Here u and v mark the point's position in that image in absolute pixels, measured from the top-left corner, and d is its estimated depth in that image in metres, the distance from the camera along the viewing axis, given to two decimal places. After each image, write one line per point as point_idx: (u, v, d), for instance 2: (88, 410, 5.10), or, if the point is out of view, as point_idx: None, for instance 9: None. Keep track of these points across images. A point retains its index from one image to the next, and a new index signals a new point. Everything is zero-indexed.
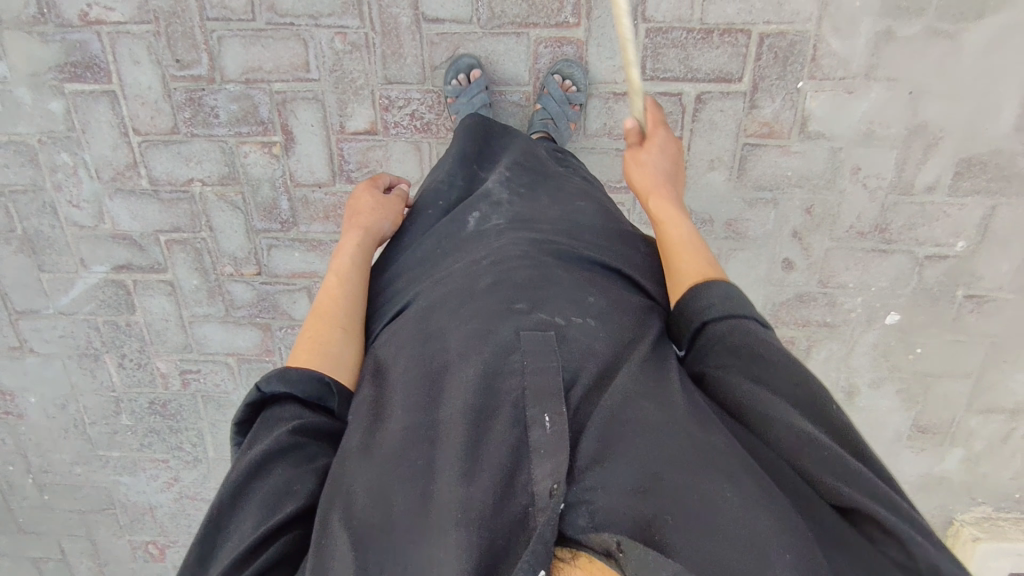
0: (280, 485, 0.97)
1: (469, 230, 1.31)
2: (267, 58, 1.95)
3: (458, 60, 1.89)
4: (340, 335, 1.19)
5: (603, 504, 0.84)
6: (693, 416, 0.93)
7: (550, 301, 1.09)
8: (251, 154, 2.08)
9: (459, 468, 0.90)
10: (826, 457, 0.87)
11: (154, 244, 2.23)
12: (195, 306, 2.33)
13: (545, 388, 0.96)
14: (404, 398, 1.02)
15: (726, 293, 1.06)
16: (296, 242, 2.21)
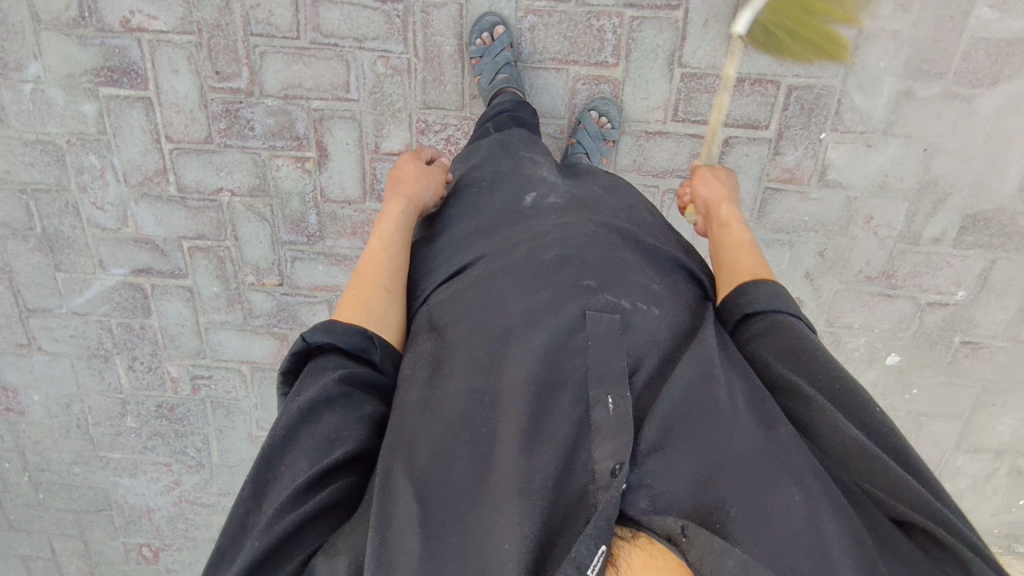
0: (331, 429, 1.07)
1: (526, 205, 1.37)
2: (308, 76, 1.97)
3: (481, 18, 1.87)
4: (383, 293, 1.27)
5: (663, 491, 0.93)
6: (755, 415, 1.01)
7: (616, 284, 1.19)
8: (283, 168, 2.09)
9: (524, 443, 1.00)
10: (870, 465, 0.94)
11: (177, 250, 2.23)
12: (213, 313, 2.34)
13: (609, 371, 1.05)
14: (467, 366, 1.13)
15: (780, 294, 1.21)
16: (321, 256, 2.22)
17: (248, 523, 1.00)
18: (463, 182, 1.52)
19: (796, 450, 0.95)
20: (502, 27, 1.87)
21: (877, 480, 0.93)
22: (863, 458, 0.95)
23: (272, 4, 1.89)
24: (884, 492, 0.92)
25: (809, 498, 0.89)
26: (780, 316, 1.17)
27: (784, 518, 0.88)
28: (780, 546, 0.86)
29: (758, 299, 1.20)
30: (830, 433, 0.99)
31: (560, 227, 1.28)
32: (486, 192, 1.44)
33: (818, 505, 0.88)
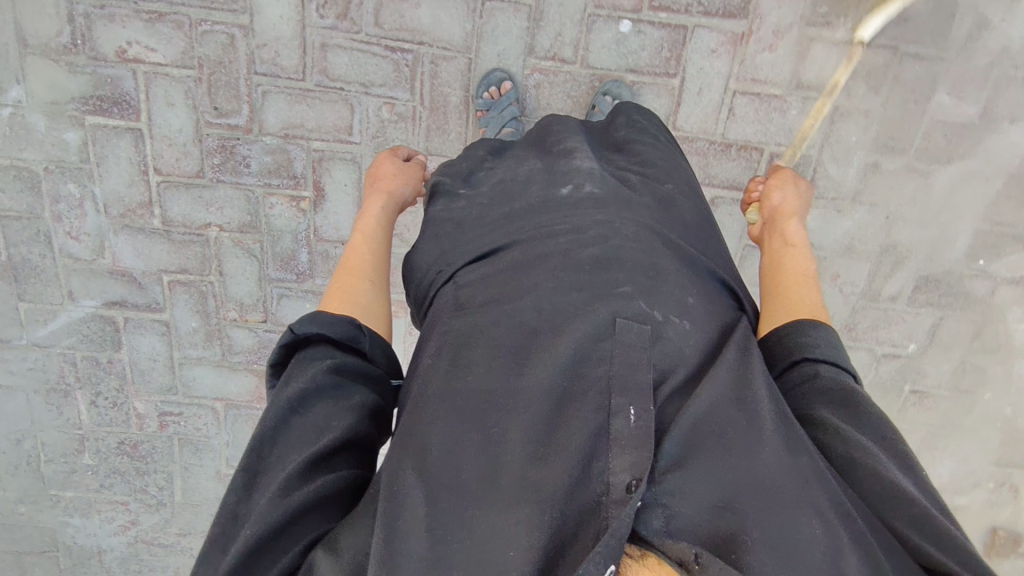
0: (321, 420, 0.96)
1: (561, 196, 1.24)
2: (310, 117, 1.96)
3: (489, 74, 1.91)
4: (370, 287, 1.19)
5: (679, 512, 0.83)
6: (780, 430, 0.92)
7: (655, 294, 1.06)
8: (277, 206, 2.06)
9: (535, 447, 0.90)
10: (909, 510, 0.86)
11: (155, 283, 2.15)
12: (189, 348, 2.25)
13: (634, 382, 0.93)
14: (486, 360, 1.02)
15: (836, 343, 1.09)
16: (310, 294, 2.18)
17: (241, 517, 0.88)
18: (494, 176, 1.38)
19: (819, 481, 0.88)
20: (510, 83, 1.92)
21: (895, 507, 0.87)
22: (906, 505, 0.86)
23: (278, 45, 1.88)
24: (919, 537, 0.84)
25: (830, 530, 0.83)
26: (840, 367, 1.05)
27: (803, 550, 0.80)
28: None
29: (812, 341, 1.08)
30: (868, 477, 0.90)
31: (598, 224, 1.15)
32: (518, 190, 1.30)
33: (840, 538, 0.83)
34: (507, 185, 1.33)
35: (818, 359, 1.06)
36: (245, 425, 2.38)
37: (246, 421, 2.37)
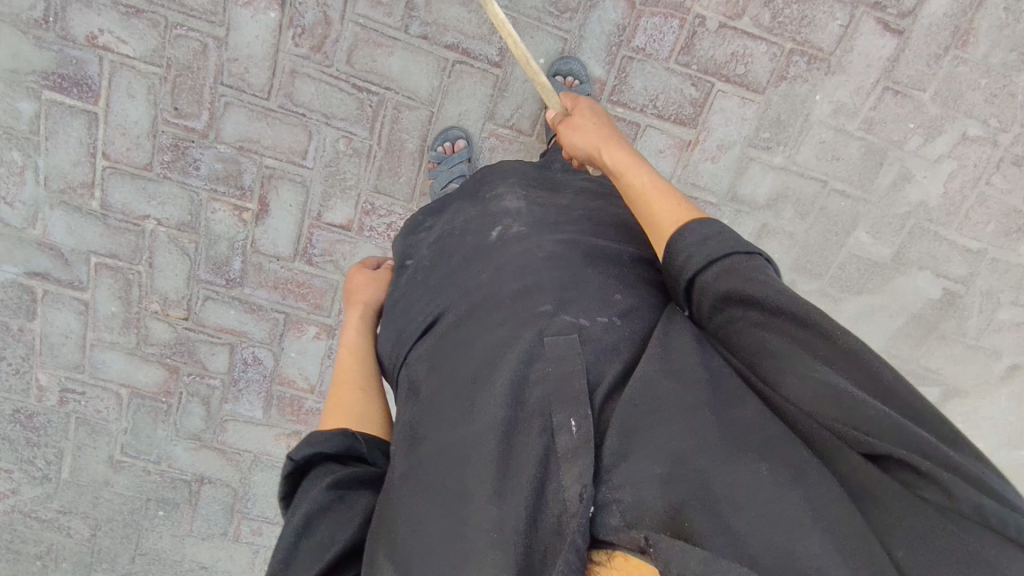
0: (325, 537, 0.96)
1: (492, 239, 1.29)
2: (267, 135, 2.00)
3: (446, 130, 1.99)
4: (359, 394, 1.22)
5: (632, 502, 0.84)
6: (714, 394, 0.92)
7: (574, 303, 1.09)
8: (219, 212, 2.09)
9: (492, 484, 0.93)
10: (839, 405, 0.83)
11: (83, 263, 2.14)
12: (104, 331, 2.25)
13: (566, 392, 0.96)
14: (441, 420, 1.04)
15: (715, 237, 1.03)
16: (236, 301, 2.22)
17: None
18: (427, 245, 1.43)
19: (758, 426, 0.87)
20: (465, 141, 2.00)
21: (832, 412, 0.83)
22: (833, 400, 0.83)
23: (249, 63, 1.93)
24: (855, 430, 0.81)
25: (775, 469, 0.82)
26: (728, 260, 0.99)
27: (753, 499, 0.79)
28: (755, 528, 0.77)
29: (689, 251, 1.04)
30: (795, 382, 0.88)
31: (524, 253, 1.21)
32: (459, 241, 1.35)
33: (783, 473, 0.81)
34: (448, 239, 1.38)
35: (705, 266, 1.01)
36: (147, 415, 2.37)
37: (148, 412, 2.36)
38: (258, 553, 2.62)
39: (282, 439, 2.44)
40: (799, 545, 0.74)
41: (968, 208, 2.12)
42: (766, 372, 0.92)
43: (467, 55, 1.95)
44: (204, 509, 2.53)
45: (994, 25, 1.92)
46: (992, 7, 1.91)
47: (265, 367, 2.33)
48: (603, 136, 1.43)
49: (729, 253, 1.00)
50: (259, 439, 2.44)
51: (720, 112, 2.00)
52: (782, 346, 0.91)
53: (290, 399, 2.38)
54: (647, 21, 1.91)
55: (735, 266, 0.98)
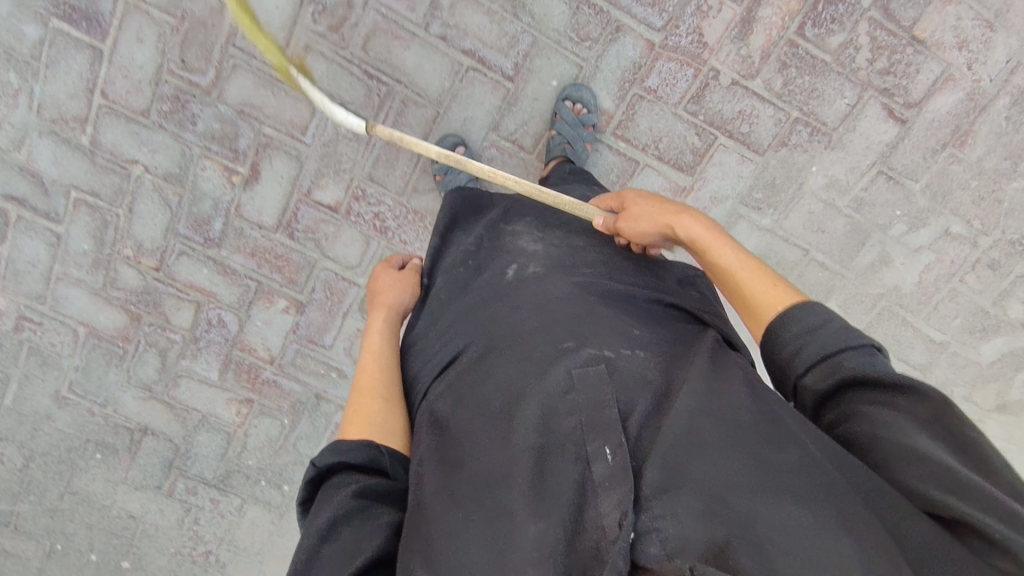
0: (350, 543, 0.92)
1: (508, 279, 1.32)
2: (270, 104, 2.01)
3: (443, 140, 1.98)
4: (381, 403, 1.19)
5: (674, 532, 0.81)
6: (761, 435, 0.90)
7: (595, 337, 1.11)
8: (209, 170, 2.09)
9: (529, 507, 0.91)
10: (929, 467, 0.82)
11: (62, 195, 2.12)
12: (72, 267, 2.22)
13: (600, 420, 0.96)
14: (474, 445, 1.03)
15: (823, 326, 1.01)
16: (210, 261, 2.21)
17: None
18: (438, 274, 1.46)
19: (812, 470, 0.85)
20: (461, 148, 1.99)
21: (912, 467, 0.84)
22: (922, 463, 0.83)
23: None
24: (940, 490, 0.80)
25: (825, 515, 0.80)
26: (839, 357, 0.98)
27: (804, 545, 0.78)
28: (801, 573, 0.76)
29: (796, 342, 1.03)
30: (891, 448, 0.87)
31: (540, 291, 1.25)
32: (471, 276, 1.40)
33: (836, 519, 0.80)
34: (458, 269, 1.42)
35: (814, 361, 1.00)
36: (100, 357, 2.35)
37: (103, 354, 2.34)
38: (189, 511, 2.61)
39: (233, 404, 2.44)
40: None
41: (938, 301, 2.17)
42: (859, 443, 0.91)
43: (483, 63, 1.95)
44: (142, 459, 2.51)
45: (992, 131, 1.97)
46: (993, 113, 1.96)
47: (228, 331, 2.32)
48: (670, 207, 1.31)
49: (841, 347, 0.99)
50: (210, 400, 2.43)
51: (718, 165, 2.03)
52: (879, 421, 0.90)
53: (248, 366, 2.37)
54: (663, 63, 1.93)
55: (847, 364, 0.97)
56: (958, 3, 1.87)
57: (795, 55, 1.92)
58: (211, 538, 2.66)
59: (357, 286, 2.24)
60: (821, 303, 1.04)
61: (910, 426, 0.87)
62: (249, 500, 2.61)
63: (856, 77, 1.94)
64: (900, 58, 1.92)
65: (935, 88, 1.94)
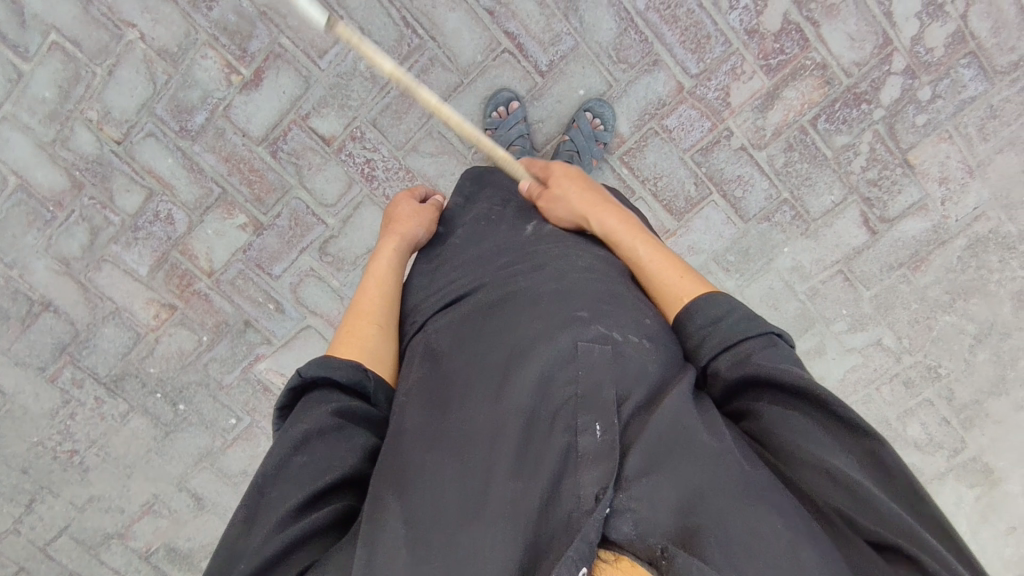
0: (320, 459, 1.08)
1: (526, 233, 1.45)
2: (295, 16, 1.93)
3: (497, 94, 1.96)
4: (374, 331, 1.33)
5: (646, 518, 0.88)
6: (739, 447, 0.97)
7: (609, 316, 1.16)
8: (209, 61, 1.98)
9: (512, 464, 0.99)
10: (851, 494, 0.88)
11: (40, 34, 1.96)
12: (24, 111, 2.04)
13: (595, 400, 1.01)
14: (466, 396, 1.11)
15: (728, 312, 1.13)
16: (179, 152, 2.08)
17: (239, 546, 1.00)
18: (459, 226, 1.57)
19: (779, 486, 0.91)
20: (518, 102, 1.97)
21: (840, 491, 0.89)
22: (843, 485, 0.89)
23: None
24: (869, 522, 0.85)
25: (792, 528, 0.85)
26: (747, 345, 1.07)
27: (766, 551, 0.83)
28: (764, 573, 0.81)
29: (702, 331, 1.14)
30: (806, 467, 0.93)
31: (562, 259, 1.32)
32: (493, 224, 1.51)
33: (801, 534, 0.85)
34: (480, 222, 1.54)
35: (723, 347, 1.09)
36: (23, 214, 2.16)
37: (27, 212, 2.16)
38: (67, 404, 2.42)
39: (153, 306, 2.29)
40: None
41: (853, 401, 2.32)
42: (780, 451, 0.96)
43: (520, 50, 1.95)
44: (33, 334, 2.32)
45: (943, 265, 2.15)
46: (948, 249, 2.13)
47: (173, 229, 2.19)
48: (590, 193, 1.46)
49: (744, 338, 1.08)
50: (129, 295, 2.28)
51: (704, 219, 2.09)
52: (782, 419, 0.98)
53: (183, 272, 2.24)
54: (685, 108, 1.99)
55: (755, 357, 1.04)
56: (950, 143, 2.01)
57: (802, 141, 2.02)
58: (82, 437, 2.48)
59: (325, 226, 2.17)
60: (726, 294, 1.15)
61: (819, 435, 0.95)
62: (137, 409, 2.45)
63: (847, 179, 2.06)
64: (889, 174, 2.06)
65: (908, 212, 2.10)
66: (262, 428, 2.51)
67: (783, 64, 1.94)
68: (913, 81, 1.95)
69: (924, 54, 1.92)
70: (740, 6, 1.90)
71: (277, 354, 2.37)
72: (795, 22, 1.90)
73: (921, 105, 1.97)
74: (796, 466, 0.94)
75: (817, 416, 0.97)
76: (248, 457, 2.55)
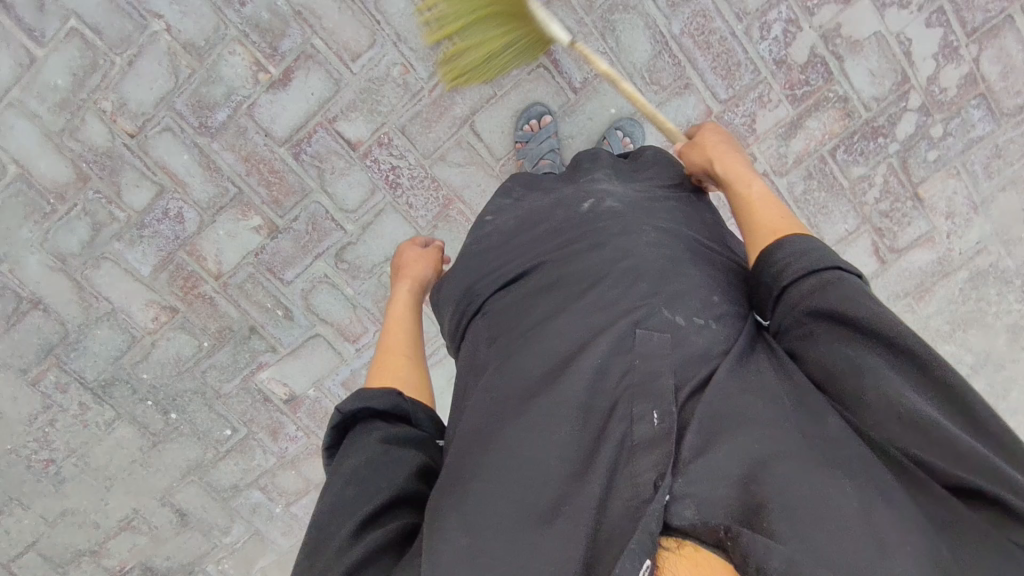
0: (371, 484, 1.03)
1: (584, 210, 1.36)
2: (331, 18, 1.91)
3: (528, 109, 1.99)
4: (405, 363, 1.32)
5: (706, 497, 0.85)
6: (797, 410, 0.95)
7: (673, 300, 1.12)
8: (237, 57, 1.93)
9: (571, 463, 0.96)
10: (926, 438, 0.85)
11: (58, 19, 1.88)
12: (32, 97, 1.94)
13: (650, 388, 0.98)
14: (517, 382, 1.10)
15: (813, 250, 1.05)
16: (196, 149, 2.01)
17: None
18: (511, 215, 1.47)
19: (843, 447, 0.89)
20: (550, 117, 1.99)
21: (911, 435, 0.86)
22: (916, 429, 0.86)
23: None
24: (941, 461, 0.83)
25: (860, 490, 0.84)
26: (828, 274, 1.00)
27: (836, 515, 0.81)
28: (840, 539, 0.79)
29: (785, 261, 1.07)
30: (876, 415, 0.89)
31: (625, 235, 1.26)
32: (549, 208, 1.42)
33: (870, 495, 0.83)
34: (540, 208, 1.44)
35: (802, 275, 1.03)
36: (19, 205, 2.04)
37: (24, 203, 2.04)
38: (47, 410, 2.27)
39: (152, 308, 2.19)
40: (888, 564, 0.76)
41: None
42: (849, 395, 0.92)
43: (555, 66, 1.98)
44: (19, 334, 2.18)
45: (946, 295, 2.23)
46: (952, 281, 2.21)
47: (182, 228, 2.10)
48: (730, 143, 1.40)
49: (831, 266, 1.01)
50: (127, 296, 2.17)
51: None
52: (858, 358, 0.92)
53: (188, 273, 2.15)
54: None
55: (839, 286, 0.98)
56: (958, 179, 2.11)
57: (821, 170, 2.08)
58: (61, 446, 2.32)
59: (343, 232, 2.12)
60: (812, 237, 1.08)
61: (891, 376, 0.90)
62: (124, 417, 2.31)
63: (861, 209, 2.12)
64: (900, 207, 2.13)
65: (917, 243, 2.17)
66: (258, 440, 2.40)
67: (807, 95, 2.00)
68: (927, 118, 2.04)
69: (938, 93, 2.01)
70: (771, 37, 1.95)
71: (281, 363, 2.28)
72: (821, 56, 1.97)
73: (933, 141, 2.06)
74: (869, 413, 0.90)
75: (887, 356, 0.91)
76: (239, 470, 2.43)
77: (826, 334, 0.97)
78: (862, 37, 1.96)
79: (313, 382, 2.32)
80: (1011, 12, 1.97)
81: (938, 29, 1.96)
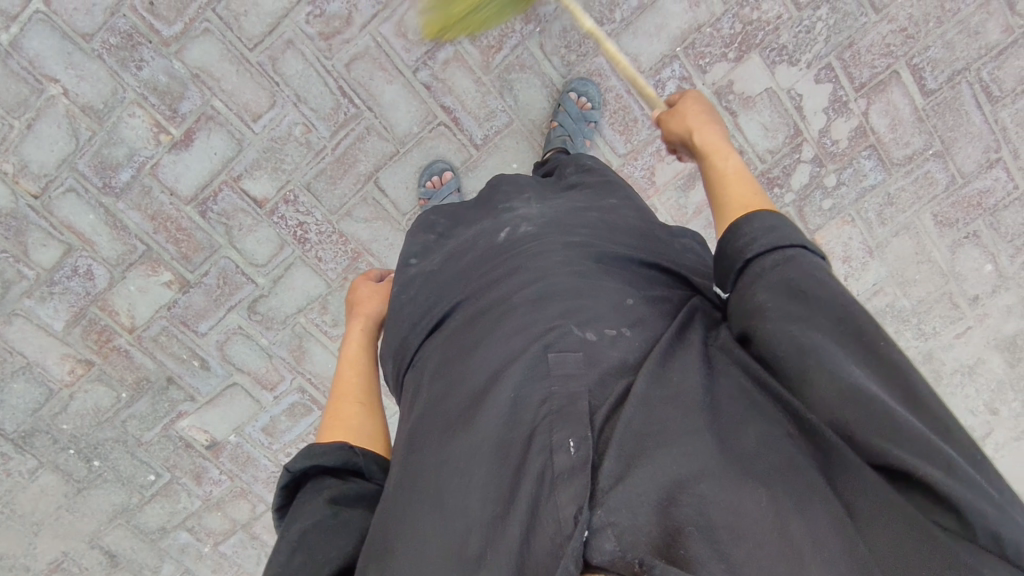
0: (317, 552, 0.96)
1: (501, 240, 1.29)
2: (230, 81, 1.92)
3: (431, 165, 2.03)
4: (359, 413, 1.24)
5: (629, 527, 0.76)
6: (717, 420, 0.86)
7: (593, 319, 1.03)
8: (138, 119, 1.94)
9: (494, 506, 0.86)
10: (867, 411, 0.76)
11: None
12: None
13: (570, 410, 0.88)
14: (432, 436, 1.01)
15: (780, 226, 0.97)
16: (101, 208, 2.02)
17: None
18: (438, 256, 1.36)
19: (768, 449, 0.83)
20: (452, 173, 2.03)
21: (848, 414, 0.77)
22: (856, 402, 0.77)
23: (251, 10, 1.87)
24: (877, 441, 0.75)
25: (776, 496, 0.79)
26: (791, 249, 0.93)
27: (754, 532, 0.75)
28: (755, 563, 0.73)
29: (755, 234, 0.97)
30: (818, 393, 0.80)
31: (541, 256, 1.19)
32: (442, 239, 1.42)
33: (784, 499, 0.78)
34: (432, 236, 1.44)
35: (767, 249, 0.94)
36: None
37: None
38: None
39: (68, 361, 2.20)
40: None
41: None
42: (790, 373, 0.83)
43: (455, 123, 2.01)
44: None
45: None
46: None
47: (92, 285, 2.11)
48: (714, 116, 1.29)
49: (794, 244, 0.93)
50: (42, 350, 2.18)
51: None
52: (803, 335, 0.83)
53: (102, 327, 2.16)
54: None
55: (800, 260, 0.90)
56: (852, 226, 2.17)
57: None
58: None
59: (254, 284, 2.14)
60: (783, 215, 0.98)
61: (834, 347, 0.82)
62: (47, 465, 2.33)
63: None
64: None
65: None
66: (183, 484, 2.43)
67: None
68: (821, 168, 2.09)
69: (830, 145, 2.07)
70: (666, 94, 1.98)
71: (200, 412, 2.32)
72: None
73: (828, 190, 2.12)
74: (806, 396, 0.81)
75: (836, 331, 0.83)
76: (166, 513, 2.46)
77: (776, 309, 0.86)
78: (754, 92, 2.01)
79: (234, 428, 2.36)
80: (897, 67, 2.01)
81: (827, 84, 2.02)
